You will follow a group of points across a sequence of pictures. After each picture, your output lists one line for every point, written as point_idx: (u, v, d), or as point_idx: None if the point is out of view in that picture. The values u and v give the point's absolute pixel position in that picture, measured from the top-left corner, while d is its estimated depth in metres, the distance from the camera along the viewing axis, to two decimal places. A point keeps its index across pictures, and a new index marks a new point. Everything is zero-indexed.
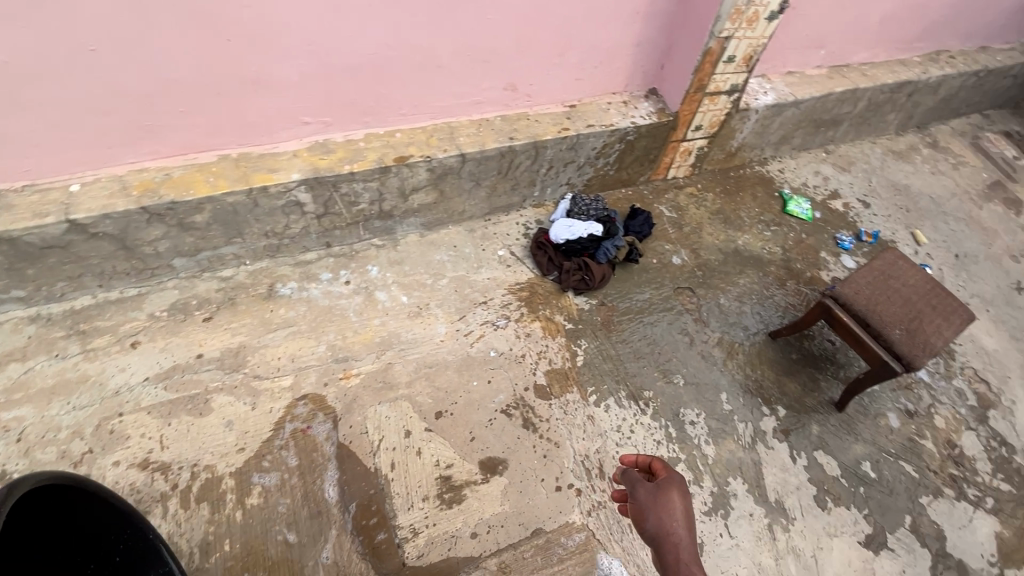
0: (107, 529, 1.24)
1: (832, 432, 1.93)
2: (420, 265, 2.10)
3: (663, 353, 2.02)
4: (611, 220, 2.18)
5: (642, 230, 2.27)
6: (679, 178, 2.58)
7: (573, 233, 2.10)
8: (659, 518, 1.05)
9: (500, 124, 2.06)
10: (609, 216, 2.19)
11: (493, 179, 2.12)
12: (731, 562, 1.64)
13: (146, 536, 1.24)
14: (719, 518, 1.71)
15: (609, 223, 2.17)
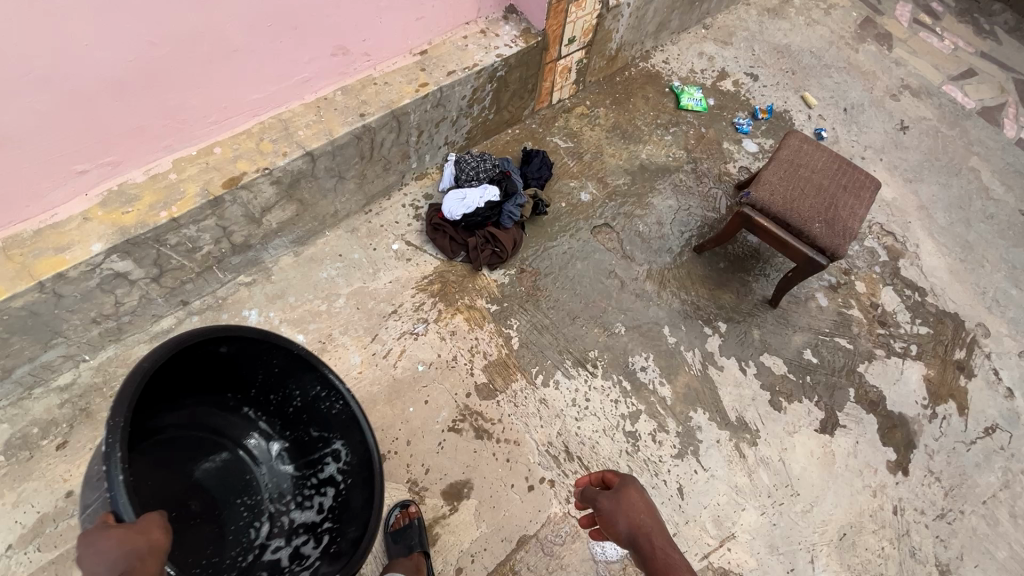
0: (254, 358, 1.29)
1: (772, 331, 1.94)
2: (308, 290, 1.78)
3: (598, 304, 1.90)
4: (507, 175, 1.92)
5: (542, 174, 2.04)
6: (565, 100, 2.32)
7: (471, 204, 1.83)
8: (626, 520, 1.09)
9: (342, 99, 1.67)
10: (504, 172, 1.93)
11: (357, 166, 1.77)
12: (711, 494, 1.65)
13: (290, 360, 1.27)
14: (691, 455, 1.70)
15: (505, 180, 1.90)
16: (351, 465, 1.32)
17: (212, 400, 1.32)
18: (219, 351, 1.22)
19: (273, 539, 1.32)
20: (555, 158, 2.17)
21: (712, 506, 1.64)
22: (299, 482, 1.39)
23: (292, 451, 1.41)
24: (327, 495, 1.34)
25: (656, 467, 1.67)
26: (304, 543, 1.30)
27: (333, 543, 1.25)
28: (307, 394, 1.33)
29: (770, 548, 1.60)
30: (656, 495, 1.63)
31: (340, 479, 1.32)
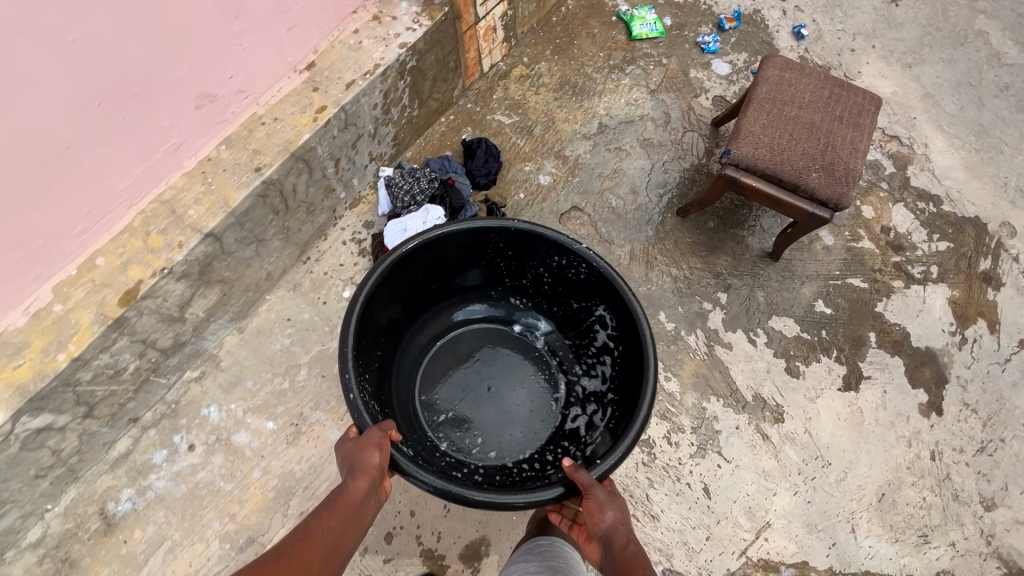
0: (477, 250, 1.56)
1: (778, 289, 1.75)
2: (265, 369, 1.60)
3: None
4: (450, 187, 1.65)
5: (491, 170, 1.77)
6: (498, 63, 1.97)
7: (415, 231, 1.57)
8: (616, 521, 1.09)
9: (229, 154, 1.38)
10: (446, 185, 1.66)
11: (275, 221, 1.51)
12: (739, 487, 1.56)
13: (510, 240, 1.50)
14: (712, 450, 1.59)
15: (449, 193, 1.64)
16: (616, 326, 1.51)
17: (476, 293, 1.71)
18: (456, 249, 1.53)
19: (572, 403, 1.63)
20: (502, 140, 1.88)
21: (742, 498, 1.55)
22: (579, 350, 1.68)
23: (563, 325, 1.70)
24: (606, 363, 1.58)
25: (677, 472, 1.56)
26: (597, 405, 1.58)
27: (616, 397, 1.50)
28: (551, 266, 1.56)
29: (807, 528, 1.53)
30: (682, 501, 1.54)
31: (613, 341, 1.54)
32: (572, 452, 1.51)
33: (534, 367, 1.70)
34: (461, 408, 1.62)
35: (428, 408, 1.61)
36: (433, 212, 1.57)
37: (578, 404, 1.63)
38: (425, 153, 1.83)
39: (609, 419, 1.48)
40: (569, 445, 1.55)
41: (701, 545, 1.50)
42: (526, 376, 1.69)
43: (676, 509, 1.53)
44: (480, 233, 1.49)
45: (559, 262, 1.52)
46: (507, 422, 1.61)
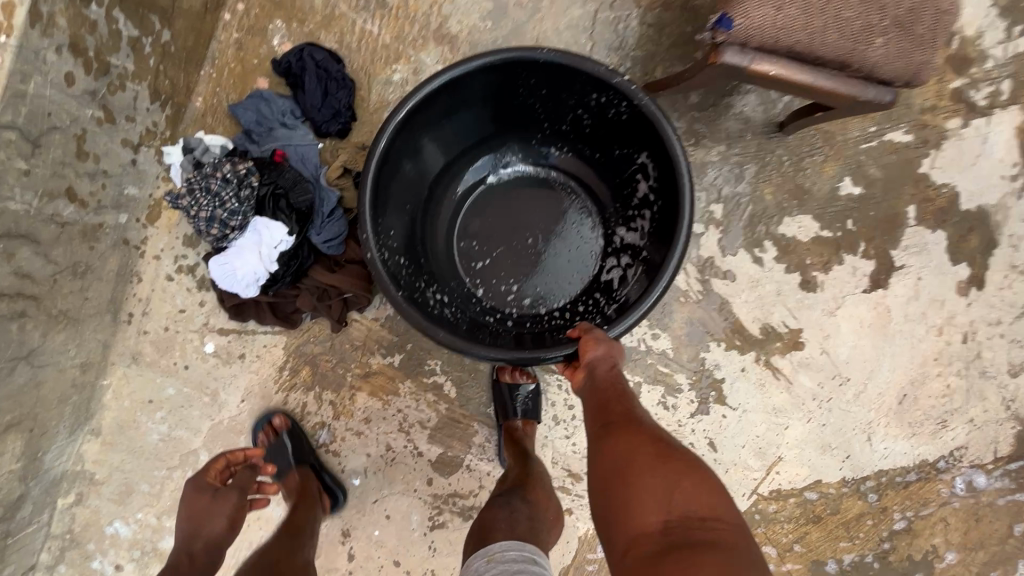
0: (504, 86, 1.07)
1: (792, 177, 1.25)
2: (154, 468, 1.23)
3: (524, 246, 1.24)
4: (281, 169, 1.00)
5: (341, 104, 1.08)
6: None
7: (258, 267, 0.98)
8: (604, 359, 0.99)
9: None
10: (273, 167, 1.00)
11: (29, 321, 0.94)
12: (748, 431, 1.37)
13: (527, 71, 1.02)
14: (716, 401, 1.34)
15: (283, 180, 1.00)
16: (663, 177, 1.07)
17: (513, 139, 1.23)
18: (478, 91, 1.06)
19: (609, 255, 1.23)
20: (341, 33, 1.11)
21: (751, 441, 1.37)
22: (624, 197, 1.21)
23: (606, 176, 1.23)
24: (647, 217, 1.14)
25: (677, 436, 1.35)
26: (639, 259, 1.15)
27: (659, 253, 1.08)
28: (590, 104, 1.09)
29: (821, 450, 1.39)
30: None
31: (655, 191, 1.10)
32: (597, 310, 1.17)
33: (580, 215, 1.27)
34: (499, 259, 1.25)
35: (467, 255, 1.26)
36: (272, 230, 0.96)
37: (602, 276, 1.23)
38: (224, 96, 1.10)
39: (641, 282, 1.08)
40: (599, 299, 1.20)
41: None
42: (572, 224, 1.27)
43: None
44: (497, 70, 1.02)
45: (598, 95, 1.04)
46: (552, 278, 1.24)
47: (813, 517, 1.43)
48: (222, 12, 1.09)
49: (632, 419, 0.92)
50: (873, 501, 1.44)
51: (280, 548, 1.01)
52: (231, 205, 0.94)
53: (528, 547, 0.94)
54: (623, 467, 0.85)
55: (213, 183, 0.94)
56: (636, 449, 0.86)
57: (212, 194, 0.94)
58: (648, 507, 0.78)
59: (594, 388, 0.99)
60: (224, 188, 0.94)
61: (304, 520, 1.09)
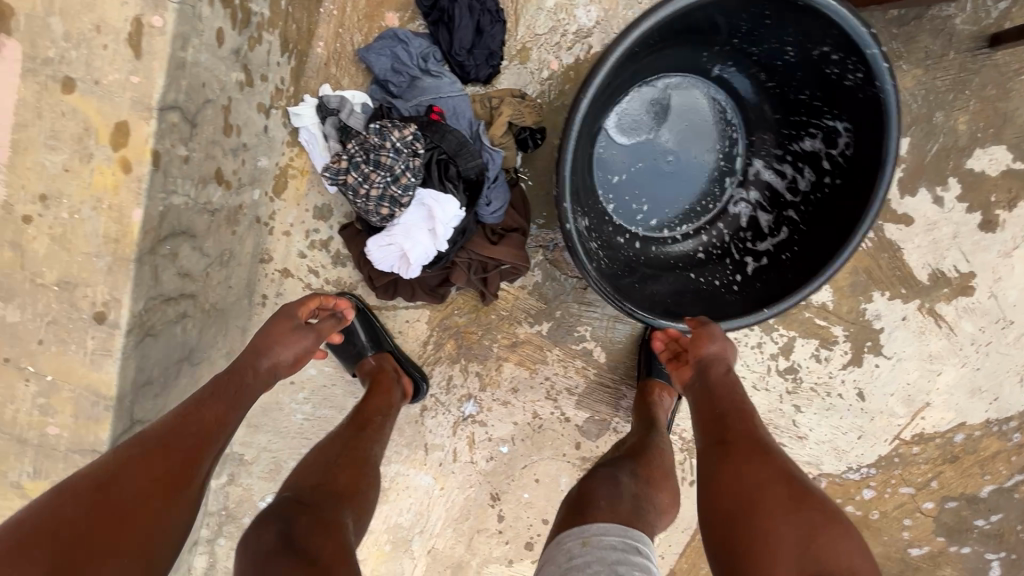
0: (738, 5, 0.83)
1: (989, 101, 1.09)
2: (302, 446, 1.20)
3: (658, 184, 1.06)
4: (442, 130, 0.85)
5: (494, 42, 0.92)
6: None
7: (429, 247, 0.86)
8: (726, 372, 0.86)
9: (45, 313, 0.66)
10: (433, 128, 0.85)
11: (189, 320, 0.85)
12: (900, 378, 1.31)
13: None
14: (871, 351, 1.28)
15: (447, 144, 0.85)
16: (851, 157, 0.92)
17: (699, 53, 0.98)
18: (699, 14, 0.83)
19: (744, 186, 1.08)
20: None
21: (900, 388, 1.32)
22: (783, 131, 1.02)
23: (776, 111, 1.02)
24: (807, 172, 1.00)
25: (826, 387, 1.30)
26: (782, 214, 1.03)
27: (807, 236, 0.98)
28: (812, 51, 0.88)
29: (971, 394, 1.35)
30: (832, 414, 1.33)
31: (829, 162, 0.96)
32: (725, 253, 1.06)
33: (722, 134, 1.07)
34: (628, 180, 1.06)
35: (603, 163, 1.04)
36: (444, 206, 0.84)
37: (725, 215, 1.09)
38: (350, 40, 0.94)
39: (790, 253, 0.99)
40: (719, 233, 1.08)
41: (851, 445, 1.37)
42: (712, 146, 1.07)
43: (826, 422, 1.33)
44: None
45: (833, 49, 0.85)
46: (674, 213, 1.09)
47: (951, 457, 1.41)
48: None
49: (758, 440, 0.75)
50: (1016, 439, 1.40)
51: (341, 481, 0.81)
52: (405, 180, 0.82)
53: (630, 535, 0.76)
54: (748, 496, 0.68)
55: (381, 155, 0.81)
56: (767, 482, 0.69)
57: (381, 168, 0.81)
58: (778, 560, 0.62)
59: (708, 393, 0.85)
60: (394, 160, 0.81)
61: (368, 453, 0.89)
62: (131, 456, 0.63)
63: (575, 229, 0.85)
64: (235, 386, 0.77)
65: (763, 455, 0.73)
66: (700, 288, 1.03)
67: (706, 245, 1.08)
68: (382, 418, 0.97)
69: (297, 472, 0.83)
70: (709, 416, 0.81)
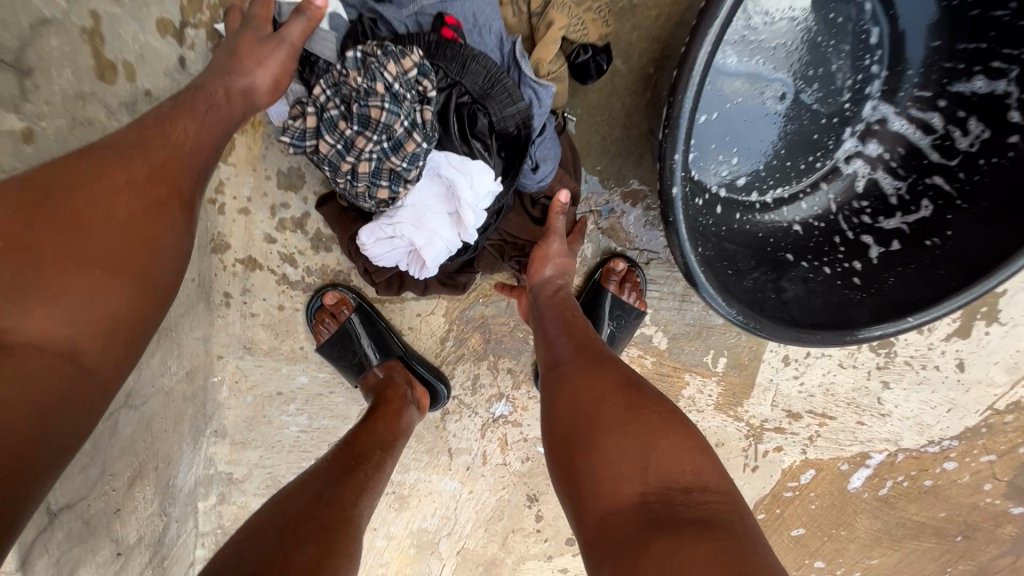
0: None
1: None
2: (303, 461, 0.98)
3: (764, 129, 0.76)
4: (469, 60, 0.60)
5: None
6: None
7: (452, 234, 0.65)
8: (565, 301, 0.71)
9: None
10: (448, 53, 0.59)
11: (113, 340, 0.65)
12: (1010, 346, 1.10)
13: None
14: (983, 316, 1.06)
15: (474, 83, 0.61)
16: None
17: None
18: None
19: (871, 139, 0.78)
20: None
21: (1008, 357, 1.12)
22: (950, 59, 0.71)
23: (945, 29, 0.71)
24: (973, 125, 0.71)
25: (922, 360, 1.09)
26: (923, 179, 0.75)
27: (964, 213, 0.70)
28: None
29: None
30: (923, 388, 1.13)
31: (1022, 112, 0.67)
32: (834, 229, 0.79)
33: (858, 63, 0.74)
34: (721, 121, 0.75)
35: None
36: (477, 178, 0.61)
37: (837, 175, 0.80)
38: None
39: (939, 237, 0.72)
40: (825, 200, 0.80)
41: (937, 419, 1.19)
42: (844, 78, 0.75)
43: (915, 398, 1.14)
44: None
45: None
46: (768, 175, 0.80)
47: None
48: None
49: (596, 355, 0.63)
50: None
51: (310, 550, 0.51)
52: (413, 147, 0.56)
53: None
54: (587, 418, 0.56)
55: (374, 109, 0.54)
56: (606, 399, 0.56)
57: (377, 129, 0.55)
58: (617, 479, 0.50)
59: (544, 319, 0.71)
60: (394, 117, 0.55)
61: (356, 507, 0.61)
62: (92, 170, 0.49)
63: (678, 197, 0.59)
64: (204, 106, 0.57)
65: (601, 370, 0.61)
66: (803, 276, 0.77)
67: (805, 218, 0.81)
68: (377, 455, 0.71)
69: (230, 541, 0.53)
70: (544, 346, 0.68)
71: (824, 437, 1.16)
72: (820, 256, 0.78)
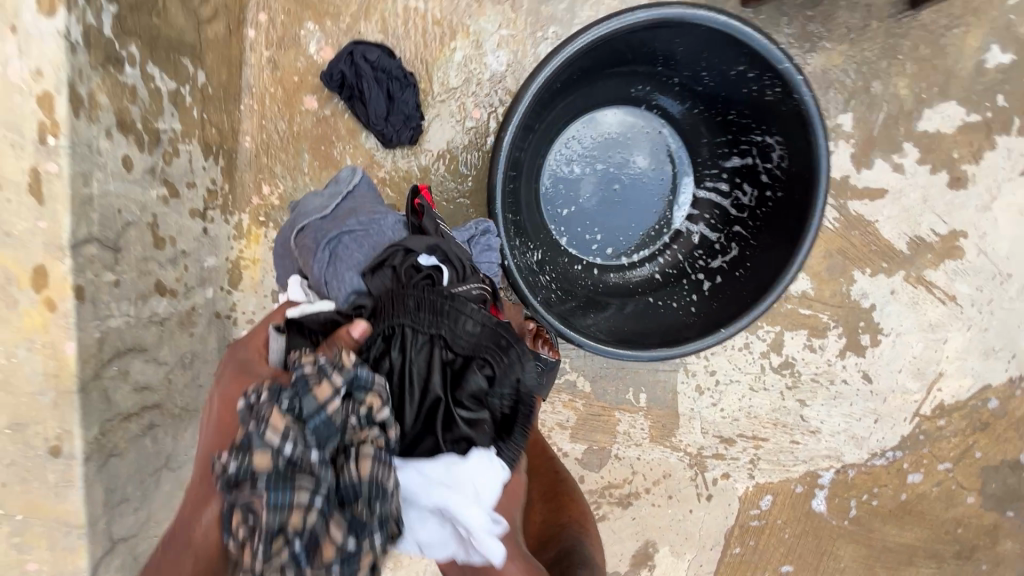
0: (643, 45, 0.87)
1: (927, 61, 1.07)
2: None
3: (614, 213, 1.07)
4: (456, 310, 0.60)
5: (405, 94, 0.93)
6: None
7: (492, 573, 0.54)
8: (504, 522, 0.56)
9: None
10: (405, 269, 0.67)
11: (159, 430, 0.86)
12: (904, 354, 1.26)
13: (696, 26, 0.80)
14: (866, 331, 1.23)
15: (457, 335, 0.60)
16: (789, 168, 0.88)
17: (634, 84, 0.98)
18: (609, 52, 0.86)
19: (692, 207, 1.07)
20: (382, 20, 0.94)
21: (908, 364, 1.27)
22: (719, 147, 1.00)
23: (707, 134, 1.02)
24: (747, 189, 0.97)
25: (828, 376, 1.25)
26: (731, 229, 1.00)
27: (756, 249, 0.94)
28: (726, 74, 0.88)
29: (983, 355, 1.28)
30: (841, 402, 1.27)
31: (767, 175, 0.92)
32: (683, 272, 1.03)
33: (666, 160, 1.06)
34: (581, 213, 1.06)
35: (550, 198, 1.04)
36: (477, 480, 0.54)
37: (680, 235, 1.07)
38: (274, 127, 0.96)
39: (744, 269, 0.95)
40: (676, 252, 1.06)
41: (869, 431, 1.31)
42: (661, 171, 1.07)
43: (837, 412, 1.28)
44: (645, 30, 0.81)
45: (744, 68, 0.84)
46: (629, 242, 1.08)
47: (980, 425, 1.34)
48: (245, 28, 0.92)
49: None
50: None
51: None
52: (333, 544, 0.45)
53: None
54: None
55: (253, 500, 0.44)
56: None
57: (270, 522, 0.44)
58: None
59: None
60: (286, 503, 0.44)
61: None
62: None
63: (514, 266, 0.85)
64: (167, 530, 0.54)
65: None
66: (657, 311, 1.00)
67: (662, 268, 1.06)
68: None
69: None
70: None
71: (764, 459, 1.29)
72: (672, 294, 1.02)
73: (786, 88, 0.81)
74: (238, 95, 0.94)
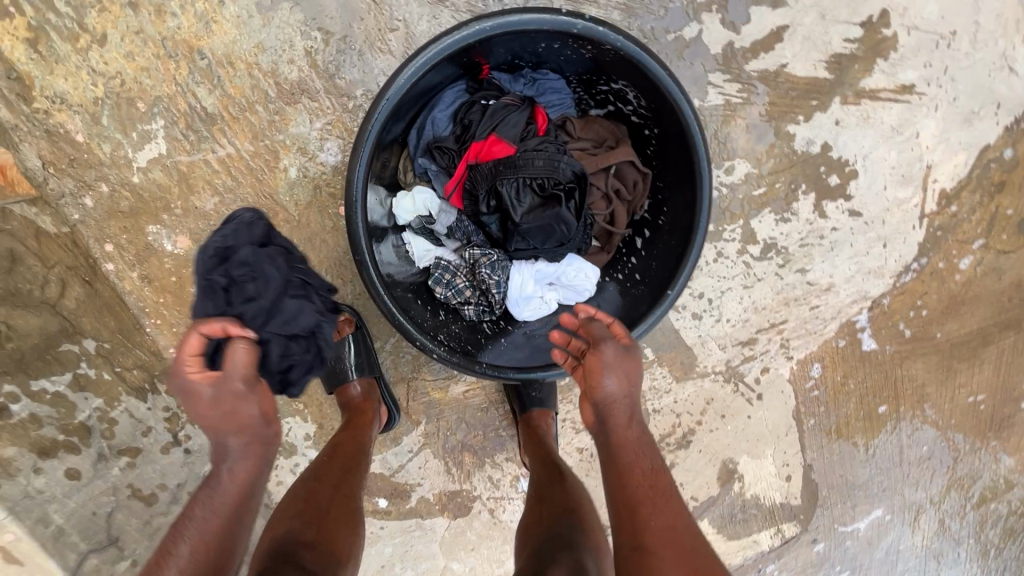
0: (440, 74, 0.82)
1: None
2: None
3: None
4: (526, 158, 0.81)
5: (269, 267, 0.74)
6: (17, 95, 0.89)
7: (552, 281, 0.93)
8: (627, 403, 0.76)
9: None
10: (513, 162, 0.81)
11: None
12: (879, 170, 1.16)
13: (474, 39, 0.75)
14: (830, 170, 1.14)
15: (534, 168, 0.81)
16: (648, 103, 0.82)
17: None
18: (412, 101, 0.81)
19: None
20: (208, 184, 0.93)
21: (890, 176, 1.17)
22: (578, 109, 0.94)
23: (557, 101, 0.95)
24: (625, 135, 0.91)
25: (816, 233, 1.18)
26: None
27: (664, 187, 0.88)
28: (536, 53, 0.82)
29: (967, 123, 1.16)
30: (841, 248, 1.21)
31: (635, 116, 0.86)
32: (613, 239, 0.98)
33: None
34: None
35: None
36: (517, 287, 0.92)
37: None
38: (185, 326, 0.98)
39: (663, 214, 0.89)
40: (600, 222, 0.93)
41: (883, 259, 1.24)
42: None
43: (841, 259, 1.22)
44: (432, 69, 0.77)
45: (546, 40, 0.78)
46: None
47: (997, 184, 1.22)
48: (102, 265, 0.95)
49: (664, 486, 0.71)
50: None
51: (338, 539, 0.68)
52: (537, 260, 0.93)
53: None
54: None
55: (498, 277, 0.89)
56: None
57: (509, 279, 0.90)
58: None
59: (618, 441, 0.74)
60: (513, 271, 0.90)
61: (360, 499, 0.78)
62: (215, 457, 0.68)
63: (447, 352, 0.83)
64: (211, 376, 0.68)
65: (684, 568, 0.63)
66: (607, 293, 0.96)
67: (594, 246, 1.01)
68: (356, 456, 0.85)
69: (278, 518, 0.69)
70: (629, 507, 0.69)
71: (794, 337, 1.26)
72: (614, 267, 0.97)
73: (593, 40, 0.75)
74: (138, 323, 0.98)
